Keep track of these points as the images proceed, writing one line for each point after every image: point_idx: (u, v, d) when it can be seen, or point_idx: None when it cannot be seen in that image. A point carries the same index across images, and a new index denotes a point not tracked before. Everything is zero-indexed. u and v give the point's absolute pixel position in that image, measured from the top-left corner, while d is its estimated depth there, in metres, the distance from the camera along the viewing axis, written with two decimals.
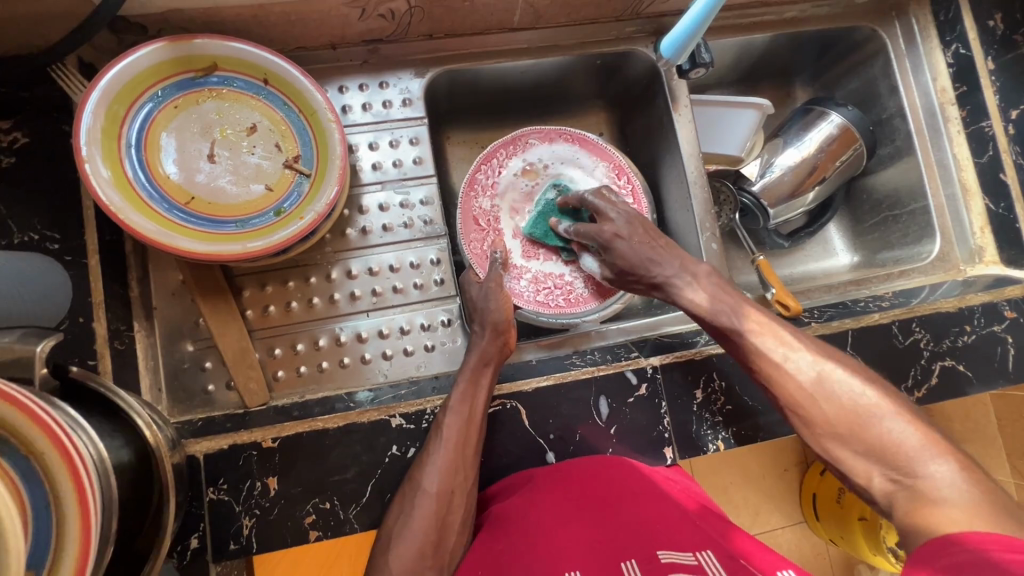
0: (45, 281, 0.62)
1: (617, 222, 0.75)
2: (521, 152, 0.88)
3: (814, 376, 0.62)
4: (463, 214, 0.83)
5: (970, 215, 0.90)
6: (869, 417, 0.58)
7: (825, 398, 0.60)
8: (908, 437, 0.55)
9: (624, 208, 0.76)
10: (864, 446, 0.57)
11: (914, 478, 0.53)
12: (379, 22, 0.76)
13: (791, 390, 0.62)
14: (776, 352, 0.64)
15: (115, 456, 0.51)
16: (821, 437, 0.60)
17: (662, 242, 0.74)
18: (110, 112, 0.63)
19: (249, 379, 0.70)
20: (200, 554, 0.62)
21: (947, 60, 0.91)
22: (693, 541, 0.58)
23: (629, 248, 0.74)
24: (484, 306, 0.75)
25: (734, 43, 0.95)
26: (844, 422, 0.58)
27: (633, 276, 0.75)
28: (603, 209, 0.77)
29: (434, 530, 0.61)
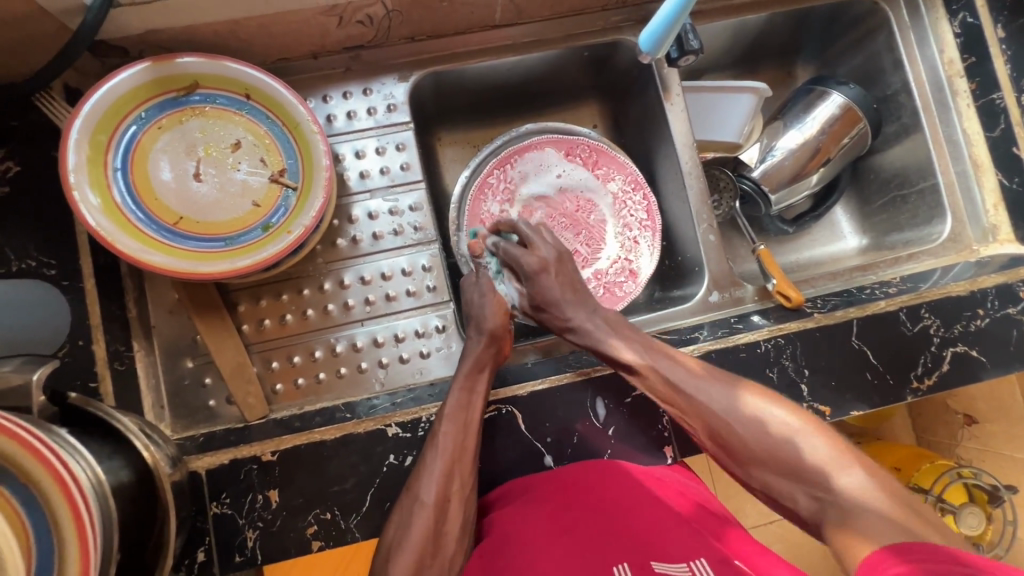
0: (44, 308, 0.63)
1: (546, 255, 0.75)
2: (537, 160, 0.86)
3: (729, 402, 0.62)
4: (472, 219, 0.83)
5: (982, 192, 0.86)
6: (786, 439, 0.58)
7: (741, 426, 0.61)
8: (819, 453, 0.56)
9: (547, 242, 0.77)
10: (777, 466, 0.58)
11: (834, 494, 0.54)
12: (358, 28, 0.75)
13: (712, 421, 0.63)
14: (692, 386, 0.64)
15: (115, 478, 0.52)
16: (745, 463, 0.60)
17: (579, 287, 0.75)
18: (94, 141, 0.64)
19: (248, 393, 0.71)
20: (206, 567, 0.63)
21: (954, 30, 0.87)
22: (686, 548, 0.57)
23: (551, 283, 0.74)
24: (483, 310, 0.74)
25: (728, 26, 0.92)
26: (765, 448, 0.59)
27: (547, 314, 0.74)
28: (535, 242, 0.77)
29: (430, 541, 0.61)
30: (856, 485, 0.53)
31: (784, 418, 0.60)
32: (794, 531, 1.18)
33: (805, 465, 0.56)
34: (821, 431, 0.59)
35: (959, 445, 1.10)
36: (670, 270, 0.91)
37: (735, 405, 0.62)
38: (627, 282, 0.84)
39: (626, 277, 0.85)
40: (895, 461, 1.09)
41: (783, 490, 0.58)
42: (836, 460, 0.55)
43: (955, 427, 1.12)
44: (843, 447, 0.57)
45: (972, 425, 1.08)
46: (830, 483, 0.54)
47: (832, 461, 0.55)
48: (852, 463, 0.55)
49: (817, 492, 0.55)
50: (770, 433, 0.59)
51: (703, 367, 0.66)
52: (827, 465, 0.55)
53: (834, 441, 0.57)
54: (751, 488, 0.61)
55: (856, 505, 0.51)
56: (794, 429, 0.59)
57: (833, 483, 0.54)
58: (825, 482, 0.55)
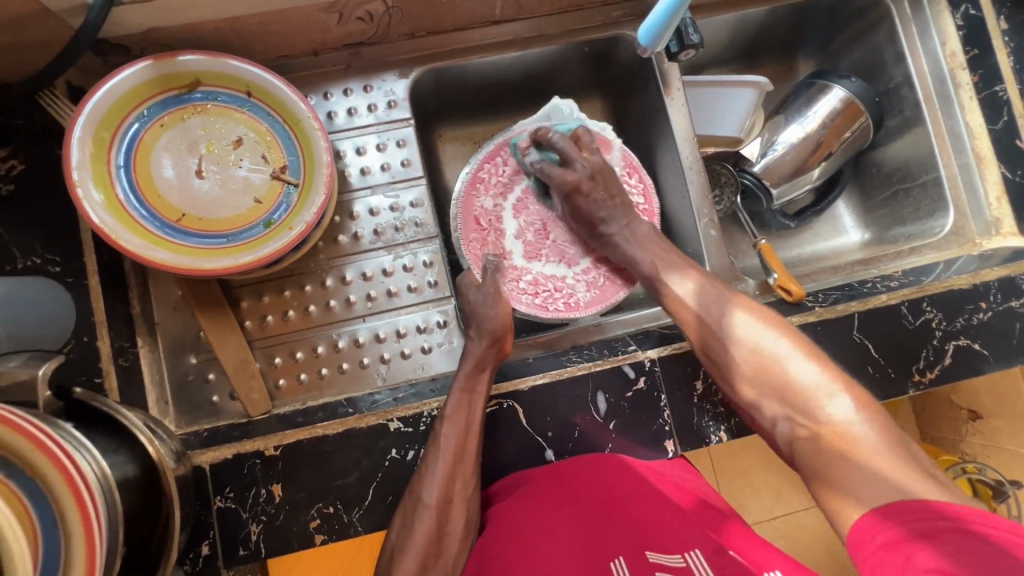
0: (50, 305, 0.64)
1: (582, 174, 0.79)
2: (526, 148, 0.84)
3: (731, 326, 0.65)
4: (464, 214, 0.82)
5: (985, 184, 0.85)
6: (780, 366, 0.60)
7: (739, 352, 0.63)
8: (809, 381, 0.58)
9: (590, 161, 0.81)
10: (768, 389, 0.61)
11: (819, 421, 0.56)
12: (358, 25, 0.76)
13: (715, 345, 0.65)
14: (705, 310, 0.67)
15: (120, 472, 0.53)
16: (738, 389, 0.64)
17: (620, 198, 0.80)
18: (97, 139, 0.64)
19: (251, 389, 0.72)
20: (211, 560, 0.64)
21: (957, 22, 0.85)
22: (682, 539, 0.58)
23: (586, 202, 0.79)
24: (485, 310, 0.74)
25: (728, 20, 0.92)
26: (758, 373, 0.62)
27: (586, 226, 0.80)
28: (571, 157, 0.80)
29: (435, 541, 0.62)
30: (841, 413, 0.55)
31: (784, 344, 0.61)
32: (797, 526, 1.18)
33: (794, 391, 0.59)
34: (817, 359, 0.60)
35: (962, 440, 1.10)
36: None
37: (737, 331, 0.64)
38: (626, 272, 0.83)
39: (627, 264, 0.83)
40: None
41: (770, 412, 0.61)
42: (826, 387, 0.57)
43: (960, 422, 1.11)
44: (835, 375, 0.58)
45: (977, 420, 1.08)
46: (816, 410, 0.57)
47: (820, 386, 0.58)
48: (842, 392, 0.57)
49: (800, 416, 0.58)
50: (766, 360, 0.61)
51: (711, 294, 0.68)
52: (816, 393, 0.58)
53: (827, 369, 0.59)
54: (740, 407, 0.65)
55: (839, 439, 0.54)
56: (789, 356, 0.61)
57: (819, 412, 0.57)
58: (813, 411, 0.57)
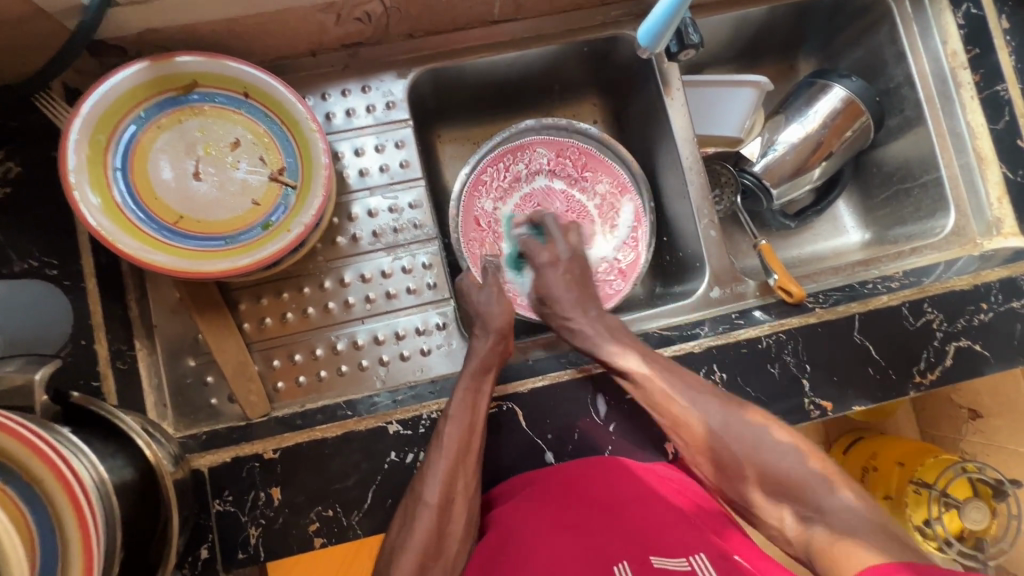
0: (47, 309, 0.64)
1: (561, 253, 0.80)
2: (529, 159, 0.88)
3: (726, 421, 0.64)
4: (465, 213, 0.84)
5: (986, 185, 0.85)
6: (775, 461, 0.61)
7: (733, 444, 0.63)
8: (808, 474, 0.60)
9: (569, 245, 0.81)
10: (769, 485, 0.61)
11: (821, 513, 0.58)
12: (356, 25, 0.75)
13: (707, 441, 0.65)
14: (681, 397, 0.66)
15: (118, 477, 0.52)
16: (737, 484, 0.64)
17: (587, 289, 0.77)
18: (94, 141, 0.64)
19: (249, 392, 0.71)
20: (210, 564, 0.64)
21: (958, 21, 0.85)
22: (686, 542, 0.57)
23: (555, 276, 0.78)
24: (489, 310, 0.74)
25: (728, 19, 0.91)
26: (755, 468, 0.62)
27: (549, 310, 0.77)
28: (557, 237, 0.81)
29: (434, 539, 0.61)
30: (842, 504, 0.58)
31: (779, 441, 0.62)
32: None
33: (793, 485, 0.60)
34: (809, 452, 0.62)
35: (963, 439, 1.10)
36: (671, 266, 0.91)
37: (733, 425, 0.64)
38: (615, 281, 0.86)
39: (615, 275, 0.86)
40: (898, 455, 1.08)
41: (772, 509, 0.61)
42: (824, 480, 0.59)
43: (960, 421, 1.11)
44: (829, 469, 0.61)
45: (976, 419, 1.08)
46: (817, 503, 0.58)
47: (818, 480, 0.60)
48: (839, 485, 0.59)
49: (803, 511, 0.59)
50: (764, 453, 0.62)
51: (692, 385, 0.67)
52: (815, 486, 0.59)
53: (822, 464, 0.61)
54: (738, 505, 0.65)
55: (844, 528, 0.56)
56: (782, 449, 0.62)
57: (823, 503, 0.58)
58: (816, 502, 0.59)
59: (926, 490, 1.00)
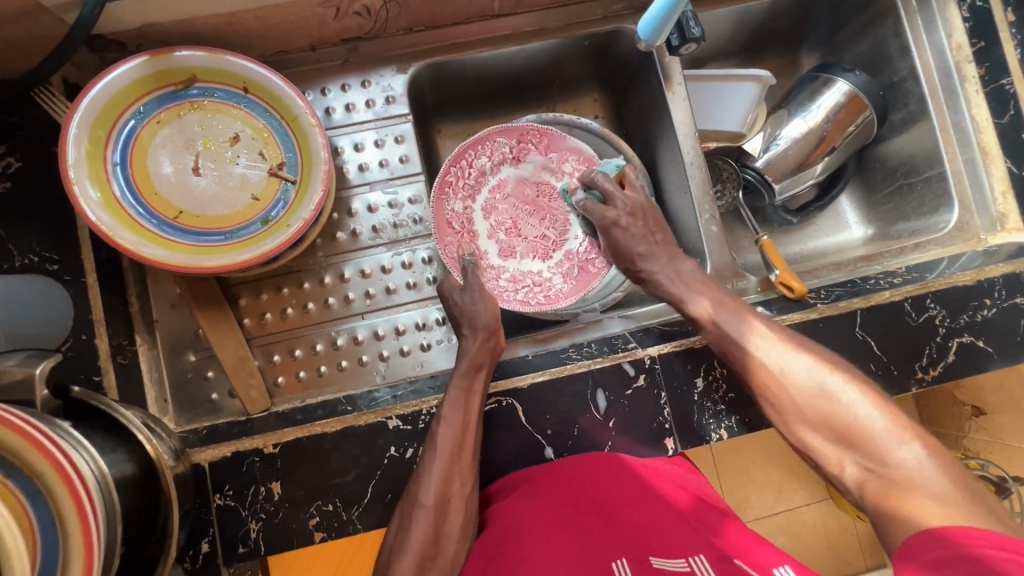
0: (47, 303, 0.64)
1: (620, 211, 0.78)
2: (490, 150, 0.84)
3: (789, 369, 0.65)
4: (437, 217, 0.79)
5: (990, 179, 0.84)
6: (842, 407, 0.62)
7: (795, 388, 0.65)
8: (875, 423, 0.60)
9: (631, 199, 0.79)
10: (834, 433, 0.62)
11: (888, 465, 0.58)
12: (355, 19, 0.75)
13: (768, 383, 0.67)
14: (737, 334, 0.69)
15: (117, 471, 0.53)
16: (797, 427, 0.65)
17: (661, 236, 0.78)
18: (93, 137, 0.64)
19: (250, 387, 0.72)
20: (210, 558, 0.64)
21: (963, 14, 0.84)
22: (685, 543, 0.57)
23: (624, 236, 0.78)
24: (472, 307, 0.73)
25: (730, 13, 0.90)
26: (817, 412, 0.63)
27: (622, 261, 0.79)
28: (612, 195, 0.79)
29: (432, 540, 0.62)
30: (911, 456, 0.57)
31: (843, 388, 0.63)
32: (800, 522, 1.18)
33: (862, 434, 0.60)
34: (878, 401, 0.62)
35: (966, 436, 1.09)
36: None
37: (797, 372, 0.65)
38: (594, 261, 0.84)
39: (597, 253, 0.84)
40: None
41: (836, 456, 0.62)
42: (893, 431, 0.59)
43: (962, 417, 1.10)
44: (900, 420, 0.60)
45: (980, 416, 1.07)
46: (887, 456, 0.58)
47: (888, 433, 0.59)
48: (908, 437, 0.59)
49: (865, 462, 0.60)
50: (830, 403, 0.63)
51: (748, 321, 0.69)
52: (881, 438, 0.59)
53: (891, 413, 0.61)
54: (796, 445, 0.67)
55: (910, 478, 0.56)
56: (851, 397, 0.62)
57: (887, 455, 0.58)
58: (878, 454, 0.59)
59: None
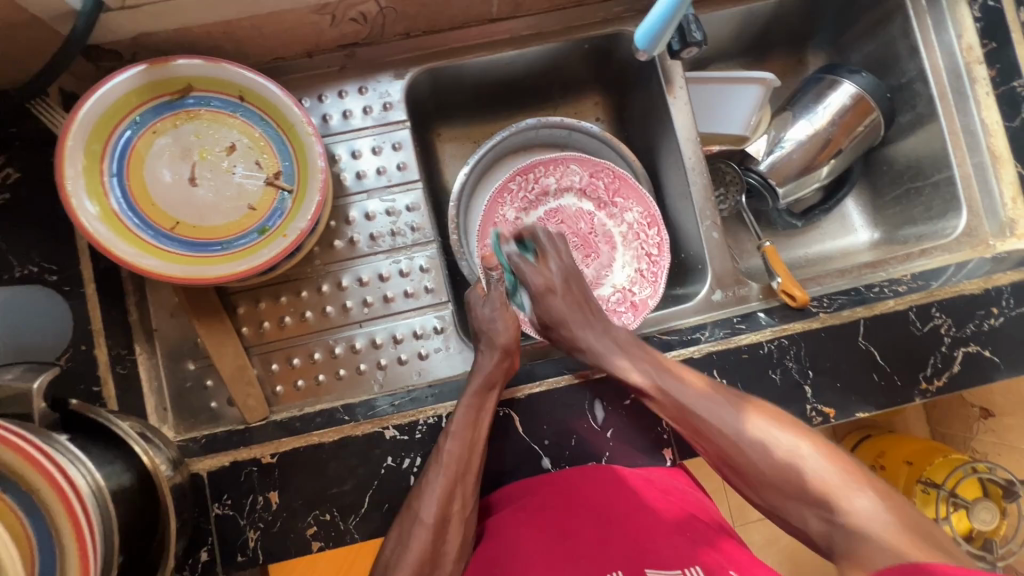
0: (47, 313, 0.65)
1: (553, 274, 0.74)
2: (560, 175, 0.85)
3: (742, 427, 0.62)
4: (484, 221, 0.82)
5: (1000, 184, 0.82)
6: (793, 464, 0.58)
7: (746, 446, 0.61)
8: (825, 475, 0.56)
9: (563, 262, 0.75)
10: (791, 490, 0.58)
11: (843, 517, 0.54)
12: (352, 26, 0.74)
13: (735, 459, 0.62)
14: (724, 423, 0.62)
15: (116, 483, 0.53)
16: (756, 489, 0.61)
17: (593, 311, 0.73)
18: (89, 150, 0.64)
19: (248, 396, 0.72)
20: (209, 567, 0.64)
21: (974, 14, 0.81)
22: (680, 555, 0.58)
23: (557, 304, 0.73)
24: (494, 325, 0.72)
25: (734, 15, 0.89)
26: (772, 472, 0.59)
27: (552, 329, 0.74)
28: (547, 253, 0.75)
29: (428, 562, 0.61)
30: (863, 506, 0.53)
31: (791, 440, 0.59)
32: None
33: (815, 489, 0.56)
34: (824, 449, 0.59)
35: (973, 438, 1.08)
36: (674, 267, 0.90)
37: (744, 430, 0.61)
38: (625, 313, 0.80)
39: (626, 308, 0.81)
40: (906, 455, 1.04)
41: (798, 514, 0.58)
42: (842, 481, 0.55)
43: (971, 420, 1.08)
44: (846, 467, 0.57)
45: (989, 418, 1.05)
46: (842, 507, 0.54)
47: (838, 481, 0.55)
48: (860, 485, 0.55)
49: (826, 515, 0.55)
50: (781, 455, 0.59)
51: (737, 409, 0.63)
52: (838, 488, 0.55)
53: (841, 464, 0.57)
54: (767, 510, 0.62)
55: (863, 531, 0.52)
56: (799, 451, 0.59)
57: (844, 505, 0.54)
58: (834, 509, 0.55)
59: (934, 490, 0.96)
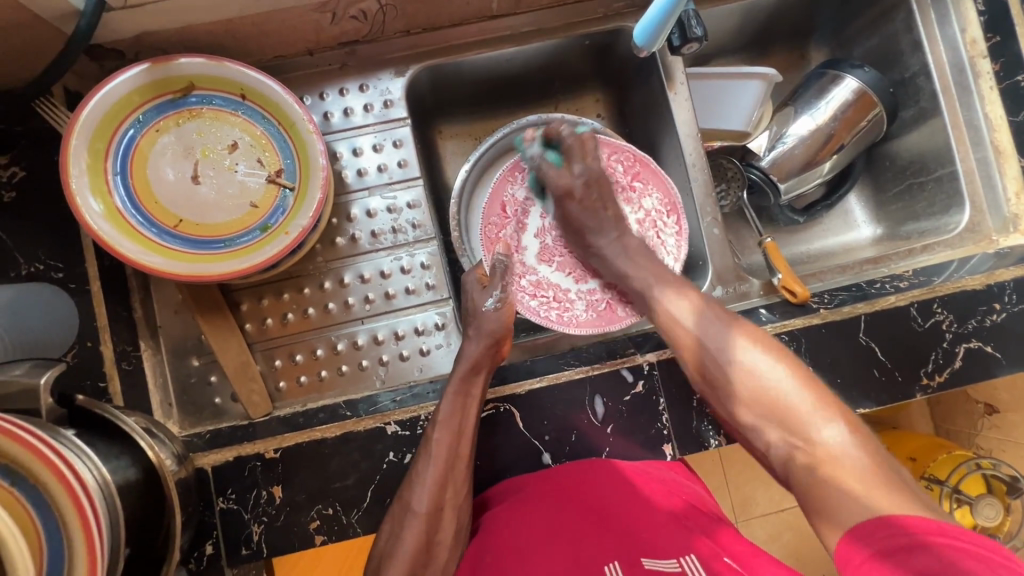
0: (52, 310, 0.66)
1: (576, 179, 0.78)
2: None
3: (725, 347, 0.63)
4: (493, 196, 0.82)
5: (1003, 179, 0.81)
6: (768, 385, 0.60)
7: (726, 365, 0.62)
8: (799, 401, 0.58)
9: (587, 166, 0.78)
10: (762, 411, 0.59)
11: (813, 445, 0.56)
12: (352, 24, 0.74)
13: (706, 374, 0.64)
14: (714, 343, 0.64)
15: (121, 477, 0.54)
16: (727, 405, 0.63)
17: (611, 212, 0.79)
18: (92, 150, 0.65)
19: (252, 391, 0.73)
20: (215, 559, 0.65)
21: (977, 7, 0.81)
22: (676, 545, 0.58)
23: (577, 210, 0.78)
24: (485, 312, 0.73)
25: (734, 10, 0.88)
26: (747, 391, 0.61)
27: (573, 234, 0.79)
28: (574, 152, 0.78)
29: (422, 550, 0.62)
30: (830, 436, 0.55)
31: (771, 364, 0.61)
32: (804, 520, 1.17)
33: (784, 409, 0.58)
34: (798, 372, 0.60)
35: (978, 434, 1.07)
36: None
37: (726, 349, 0.63)
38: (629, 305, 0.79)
39: None
40: (910, 450, 1.04)
41: (763, 435, 0.60)
42: (813, 408, 0.57)
43: (976, 416, 1.08)
44: (818, 394, 0.58)
45: (993, 414, 1.04)
46: (810, 436, 0.56)
47: (809, 408, 0.57)
48: (832, 415, 0.56)
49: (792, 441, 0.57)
50: (758, 377, 0.60)
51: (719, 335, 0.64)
52: (807, 415, 0.57)
53: (815, 390, 0.58)
54: (730, 425, 0.64)
55: (829, 462, 0.54)
56: (776, 373, 0.60)
57: (811, 434, 0.56)
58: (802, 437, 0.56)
59: (938, 486, 0.96)
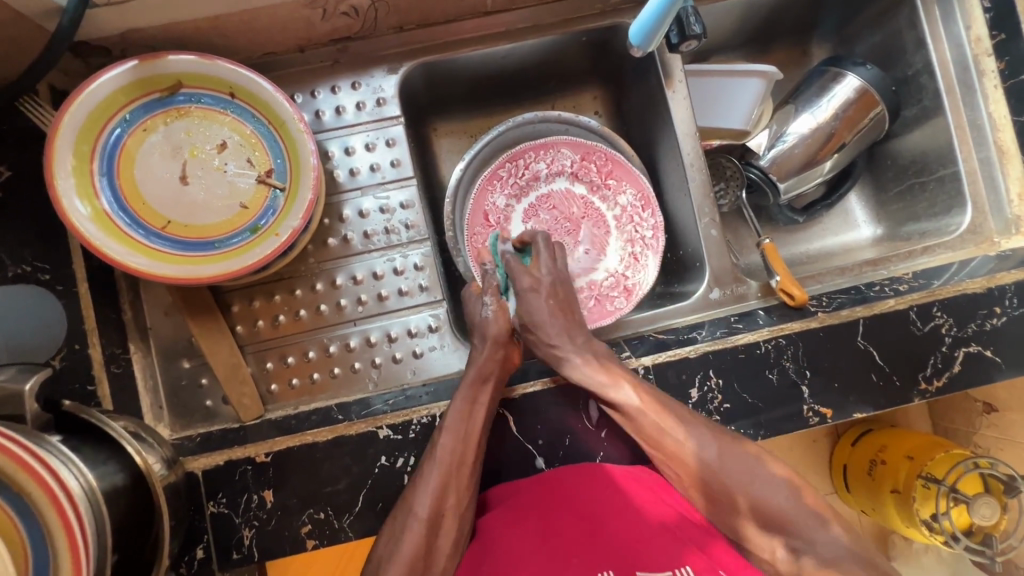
0: (40, 312, 0.65)
1: (541, 278, 0.73)
2: (551, 159, 0.84)
3: (737, 456, 0.61)
4: (474, 208, 0.82)
5: (1006, 180, 0.80)
6: (785, 492, 0.57)
7: (740, 475, 0.60)
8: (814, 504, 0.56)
9: (555, 267, 0.74)
10: (777, 521, 0.57)
11: (827, 545, 0.54)
12: (344, 20, 0.73)
13: (708, 467, 0.61)
14: (720, 455, 0.61)
15: (109, 482, 0.53)
16: (736, 511, 0.60)
17: (574, 319, 0.72)
18: (78, 150, 0.63)
19: (243, 395, 0.72)
20: (205, 563, 0.65)
21: (983, 4, 0.79)
22: (671, 558, 0.57)
23: (539, 307, 0.71)
24: (484, 317, 0.73)
25: (735, 6, 0.87)
26: (763, 499, 0.58)
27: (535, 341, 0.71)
28: (542, 256, 0.74)
29: (421, 555, 0.60)
30: (851, 537, 0.54)
31: (788, 472, 0.59)
32: None
33: (797, 514, 0.56)
34: (811, 480, 0.59)
35: (976, 433, 1.06)
36: (672, 264, 0.89)
37: (739, 453, 0.61)
38: (618, 298, 0.81)
39: (620, 293, 0.81)
40: (907, 449, 1.03)
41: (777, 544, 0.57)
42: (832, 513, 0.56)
43: (974, 414, 1.07)
44: (832, 502, 0.57)
45: (991, 413, 1.03)
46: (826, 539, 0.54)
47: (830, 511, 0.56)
48: (851, 519, 0.55)
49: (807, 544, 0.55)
50: (770, 479, 0.59)
51: (739, 436, 0.63)
52: (826, 517, 0.55)
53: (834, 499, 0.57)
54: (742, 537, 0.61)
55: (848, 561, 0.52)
56: (792, 481, 0.58)
57: (824, 532, 0.55)
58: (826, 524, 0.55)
59: (934, 485, 0.94)
